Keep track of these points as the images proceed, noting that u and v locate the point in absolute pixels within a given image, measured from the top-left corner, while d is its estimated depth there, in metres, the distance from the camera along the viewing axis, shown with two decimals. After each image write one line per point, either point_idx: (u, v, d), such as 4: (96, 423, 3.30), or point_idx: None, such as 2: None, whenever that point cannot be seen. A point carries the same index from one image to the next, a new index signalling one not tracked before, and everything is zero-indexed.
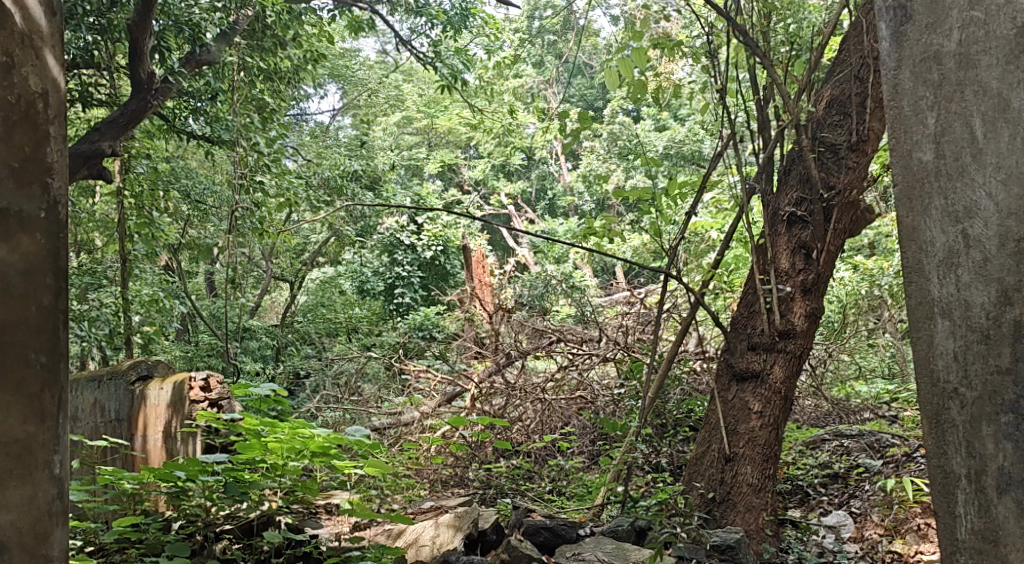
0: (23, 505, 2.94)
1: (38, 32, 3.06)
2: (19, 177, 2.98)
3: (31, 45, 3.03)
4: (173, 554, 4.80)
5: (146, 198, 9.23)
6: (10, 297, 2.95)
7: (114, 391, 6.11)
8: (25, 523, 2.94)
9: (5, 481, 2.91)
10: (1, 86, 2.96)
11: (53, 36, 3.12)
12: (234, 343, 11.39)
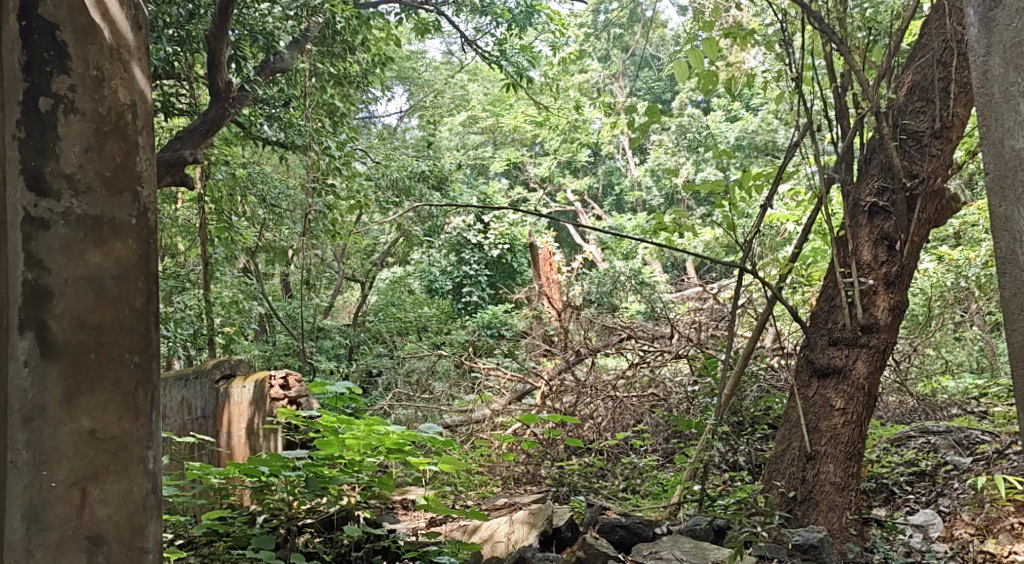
0: (120, 499, 3.06)
1: (126, 46, 3.17)
2: (112, 186, 3.10)
3: (119, 59, 3.15)
4: (259, 548, 4.95)
5: (226, 203, 9.56)
6: (105, 301, 3.07)
7: (199, 389, 6.24)
8: (121, 517, 3.06)
9: (103, 476, 3.04)
10: (91, 100, 3.09)
11: (139, 49, 3.22)
12: (309, 342, 11.62)
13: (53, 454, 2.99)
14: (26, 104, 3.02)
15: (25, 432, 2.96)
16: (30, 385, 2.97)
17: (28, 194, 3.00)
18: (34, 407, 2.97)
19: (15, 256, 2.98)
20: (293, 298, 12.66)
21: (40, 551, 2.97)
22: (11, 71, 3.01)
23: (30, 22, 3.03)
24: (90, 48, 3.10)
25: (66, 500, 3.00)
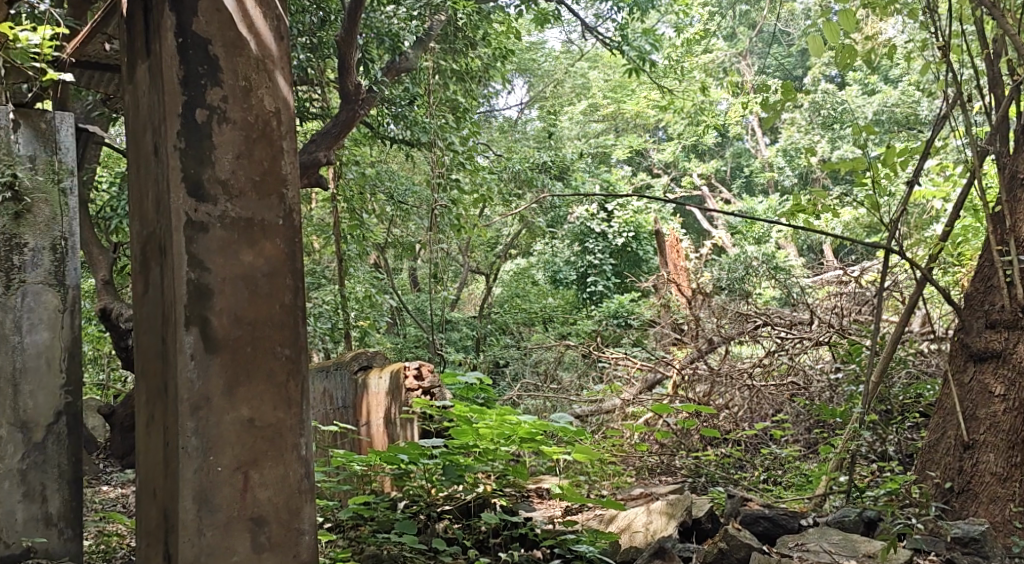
0: (278, 483, 3.57)
1: (270, 56, 3.67)
2: (261, 189, 3.61)
3: (264, 69, 3.65)
4: (403, 531, 5.36)
5: (357, 201, 10.01)
6: (258, 297, 3.57)
7: (340, 381, 7.08)
8: (280, 500, 3.57)
9: (263, 461, 3.56)
10: (241, 107, 3.60)
11: (282, 59, 3.71)
12: (439, 334, 11.78)
13: (218, 440, 3.51)
14: (185, 116, 3.53)
15: (193, 420, 3.48)
16: (197, 376, 3.49)
17: (189, 200, 3.52)
18: (200, 397, 3.49)
19: (178, 259, 3.49)
20: (421, 291, 12.83)
21: (211, 527, 3.49)
22: (171, 86, 3.53)
23: (185, 38, 3.54)
24: (239, 60, 3.61)
25: (231, 481, 3.52)
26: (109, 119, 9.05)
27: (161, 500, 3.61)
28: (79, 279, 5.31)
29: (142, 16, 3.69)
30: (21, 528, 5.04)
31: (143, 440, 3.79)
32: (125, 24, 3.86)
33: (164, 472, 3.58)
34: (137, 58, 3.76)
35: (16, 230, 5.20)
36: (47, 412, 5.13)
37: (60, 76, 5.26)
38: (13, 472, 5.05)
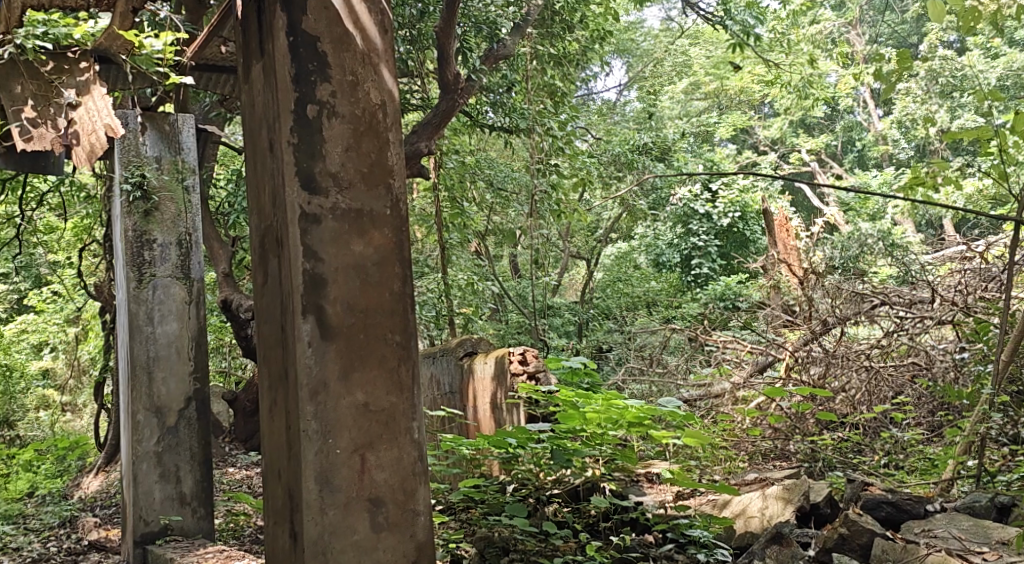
0: (393, 465, 3.79)
1: (375, 50, 3.89)
2: (369, 180, 3.84)
3: (370, 63, 3.88)
4: (513, 514, 5.51)
5: (457, 190, 10.15)
6: (370, 285, 3.79)
7: (447, 366, 7.24)
8: (396, 482, 3.79)
9: (380, 444, 3.78)
10: (350, 101, 3.83)
11: (386, 52, 3.93)
12: (541, 319, 11.81)
13: (337, 424, 3.73)
14: (296, 112, 3.76)
15: (313, 404, 3.70)
16: (315, 361, 3.71)
17: (302, 193, 3.74)
18: (318, 382, 3.71)
19: (295, 249, 3.72)
20: (523, 277, 12.90)
21: (332, 507, 3.71)
22: (283, 85, 3.76)
23: (296, 36, 3.78)
24: (346, 55, 3.84)
25: (350, 462, 3.74)
26: (223, 119, 9.39)
27: (284, 481, 3.84)
28: (201, 272, 6.42)
29: (256, 17, 3.94)
30: (161, 506, 6.15)
31: (265, 423, 4.02)
32: (240, 27, 4.12)
33: (287, 454, 3.81)
34: (252, 58, 4.00)
35: (150, 227, 6.32)
36: (179, 398, 6.25)
37: (178, 76, 5.74)
38: (151, 453, 6.15)
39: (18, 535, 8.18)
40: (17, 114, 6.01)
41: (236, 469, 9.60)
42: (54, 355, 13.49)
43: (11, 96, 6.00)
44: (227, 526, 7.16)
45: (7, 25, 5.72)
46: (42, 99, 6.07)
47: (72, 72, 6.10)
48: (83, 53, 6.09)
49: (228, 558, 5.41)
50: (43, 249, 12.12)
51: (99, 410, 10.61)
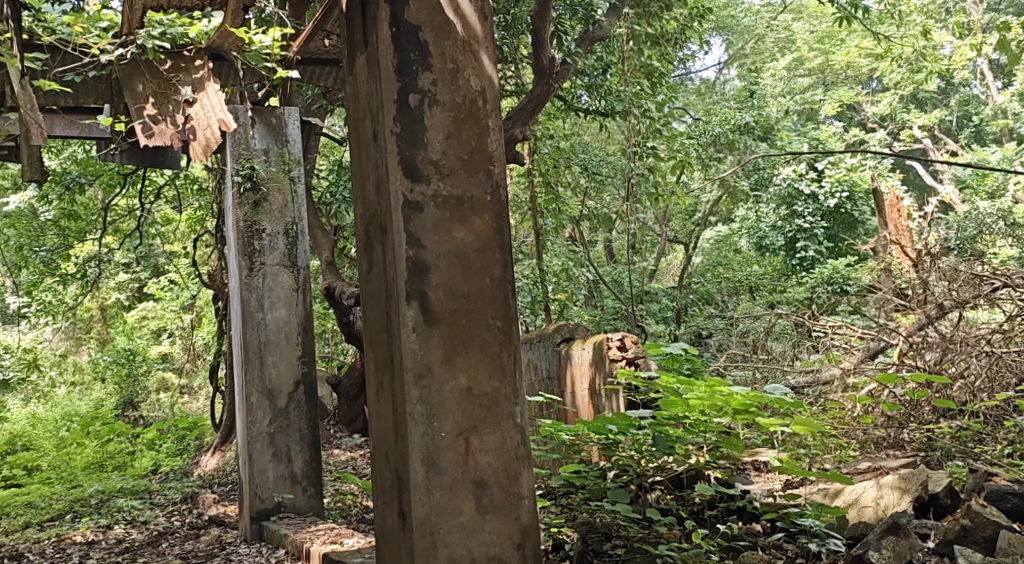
0: (497, 449, 4.43)
1: (475, 37, 4.55)
2: (469, 167, 4.49)
3: (470, 49, 4.54)
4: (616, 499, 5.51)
5: (552, 174, 9.97)
6: (471, 272, 4.45)
7: (543, 352, 7.19)
8: (500, 465, 4.43)
9: (484, 427, 4.42)
10: (453, 88, 4.50)
11: (486, 39, 4.58)
12: (638, 305, 11.74)
13: (441, 407, 4.38)
14: (399, 101, 4.43)
15: (419, 387, 4.35)
16: (420, 345, 4.37)
17: (406, 181, 4.40)
18: (423, 366, 4.36)
19: (399, 238, 4.37)
20: (619, 263, 12.80)
21: (438, 487, 4.35)
22: (387, 74, 4.44)
23: (398, 27, 4.46)
24: (447, 42, 4.51)
25: (455, 444, 4.39)
26: (326, 111, 9.57)
27: (393, 462, 4.51)
28: (307, 261, 7.26)
29: (361, 13, 4.63)
30: (275, 484, 7.13)
31: (375, 403, 4.69)
32: (347, 21, 4.80)
33: (395, 435, 4.46)
34: (358, 52, 4.68)
35: (259, 218, 7.18)
36: (288, 382, 7.17)
37: (284, 70, 6.39)
38: (265, 434, 7.11)
39: (144, 510, 8.60)
40: (140, 111, 6.94)
41: (341, 450, 9.85)
42: (172, 340, 14.03)
43: (134, 95, 6.93)
44: (336, 504, 7.80)
45: (129, 25, 6.40)
46: (162, 96, 6.95)
47: (188, 69, 6.89)
48: (198, 52, 6.85)
49: (339, 537, 6.38)
50: (159, 239, 12.59)
51: (214, 393, 11.02)
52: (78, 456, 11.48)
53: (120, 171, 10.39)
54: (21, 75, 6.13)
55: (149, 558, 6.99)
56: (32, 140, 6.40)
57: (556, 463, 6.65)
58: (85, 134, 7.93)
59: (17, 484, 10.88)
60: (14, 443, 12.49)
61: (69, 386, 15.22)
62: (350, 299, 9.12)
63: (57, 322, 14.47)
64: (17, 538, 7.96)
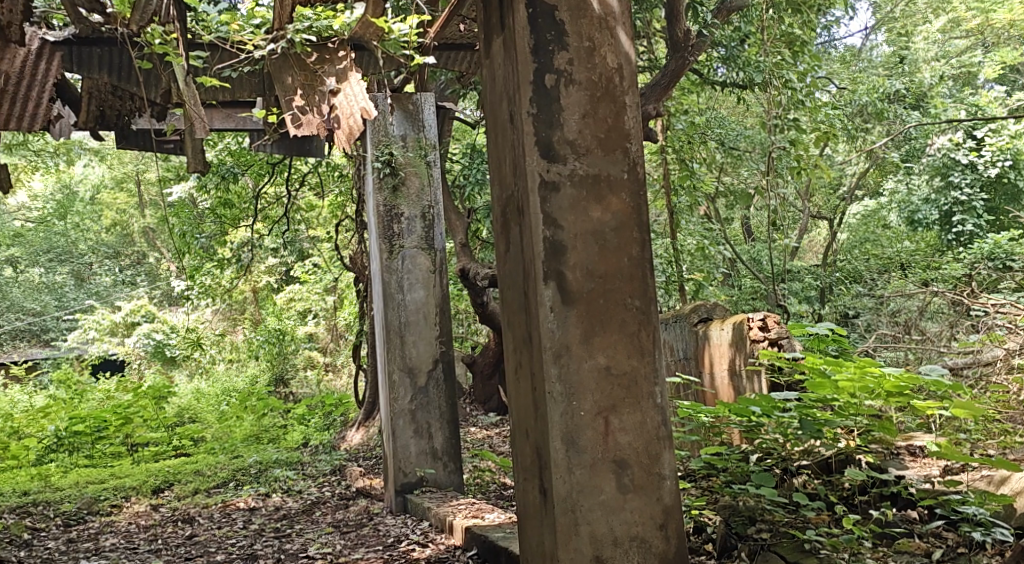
0: (637, 428, 4.42)
1: (611, 14, 4.48)
2: (606, 145, 4.46)
3: (606, 27, 4.48)
4: (761, 484, 5.35)
5: (686, 151, 9.73)
6: (609, 251, 4.42)
7: (679, 332, 7.03)
8: (640, 444, 4.42)
9: (625, 406, 4.42)
10: (590, 67, 4.45)
11: (623, 16, 4.51)
12: (778, 284, 11.49)
13: (581, 387, 4.38)
14: (536, 82, 4.40)
15: (557, 366, 4.36)
16: (558, 326, 4.37)
17: (542, 162, 4.39)
18: (561, 346, 4.37)
19: (536, 218, 4.37)
20: (759, 240, 12.51)
21: (579, 466, 4.37)
22: (524, 56, 4.40)
23: (534, 8, 4.41)
24: (583, 21, 4.45)
25: (594, 424, 4.39)
26: (460, 96, 9.60)
27: (532, 440, 4.53)
28: (443, 243, 7.28)
29: None
30: (417, 459, 7.23)
31: (511, 381, 4.71)
32: (482, 3, 4.76)
33: (533, 414, 4.49)
34: (493, 33, 4.64)
35: (398, 202, 7.22)
36: (427, 360, 7.22)
37: (421, 57, 6.48)
38: (406, 411, 7.19)
39: (298, 480, 8.93)
40: (290, 103, 7.14)
41: (478, 427, 9.96)
42: (317, 321, 14.47)
43: (286, 86, 7.12)
44: (474, 480, 7.87)
45: (279, 22, 6.52)
46: (310, 87, 7.06)
47: (333, 61, 6.92)
48: (341, 44, 6.85)
49: (480, 511, 6.40)
50: (304, 224, 13.00)
51: (358, 371, 11.26)
52: (238, 429, 12.04)
53: (269, 161, 10.73)
54: (185, 70, 6.32)
55: (304, 526, 7.23)
56: (196, 134, 6.63)
57: (696, 445, 6.51)
58: (242, 127, 8.10)
59: (185, 453, 11.49)
60: (182, 415, 13.19)
61: (226, 363, 15.90)
62: (483, 280, 9.12)
63: (215, 304, 15.15)
64: (187, 503, 8.30)
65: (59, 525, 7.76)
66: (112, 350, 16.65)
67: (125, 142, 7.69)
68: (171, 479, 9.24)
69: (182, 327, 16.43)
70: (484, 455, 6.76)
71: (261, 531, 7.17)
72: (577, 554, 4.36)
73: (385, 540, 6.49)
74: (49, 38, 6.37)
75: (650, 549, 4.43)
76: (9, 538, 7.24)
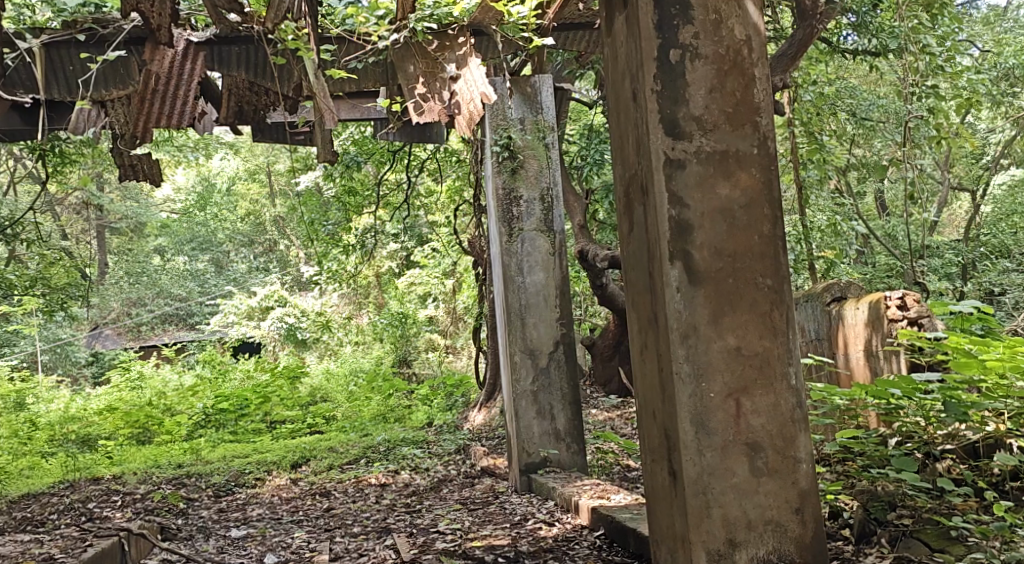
0: (770, 409, 4.31)
1: None
2: (734, 120, 4.34)
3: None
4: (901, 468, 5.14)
5: (815, 123, 9.36)
6: (738, 229, 4.31)
7: (811, 313, 6.83)
8: (774, 427, 4.31)
9: (757, 388, 4.30)
10: (716, 40, 4.33)
11: None
12: (915, 261, 11.06)
13: (711, 368, 4.28)
14: (660, 58, 4.30)
15: (685, 347, 4.26)
16: (685, 306, 4.27)
17: (667, 139, 4.29)
18: (689, 326, 4.27)
19: (662, 197, 4.28)
20: (894, 215, 12.07)
21: (710, 449, 4.27)
22: (648, 32, 4.30)
23: None
24: None
25: (725, 405, 4.29)
26: (579, 75, 9.49)
27: (660, 422, 4.44)
28: (562, 224, 7.24)
29: None
30: (540, 439, 7.23)
31: (636, 363, 4.63)
32: None
33: (661, 395, 4.40)
34: (615, 11, 4.53)
35: (517, 185, 7.20)
36: (548, 342, 7.21)
37: (541, 39, 6.49)
38: (528, 392, 7.20)
39: (425, 458, 9.04)
40: (412, 91, 7.18)
41: (599, 409, 9.91)
42: (437, 304, 14.65)
43: (407, 75, 7.15)
44: (598, 462, 7.83)
45: (403, 12, 6.56)
46: (430, 76, 7.10)
47: (452, 47, 6.95)
48: (461, 29, 6.88)
49: (606, 492, 6.35)
50: (424, 210, 13.15)
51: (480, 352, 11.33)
52: (366, 408, 12.29)
53: (390, 148, 10.86)
54: (315, 65, 6.49)
55: (433, 502, 7.31)
56: (326, 125, 6.81)
57: (829, 429, 6.32)
58: (366, 116, 8.18)
59: (319, 430, 11.76)
60: (314, 395, 13.53)
61: (353, 345, 16.29)
62: (604, 262, 9.03)
63: (340, 288, 15.49)
64: (323, 477, 8.51)
65: (210, 496, 8.03)
66: (249, 333, 17.19)
67: (260, 135, 7.91)
68: (308, 455, 9.49)
69: (312, 310, 16.89)
70: (609, 436, 6.71)
71: (392, 506, 7.29)
72: (710, 537, 4.27)
73: (512, 518, 6.50)
74: (194, 39, 6.72)
75: (786, 533, 4.32)
76: (166, 506, 7.51)
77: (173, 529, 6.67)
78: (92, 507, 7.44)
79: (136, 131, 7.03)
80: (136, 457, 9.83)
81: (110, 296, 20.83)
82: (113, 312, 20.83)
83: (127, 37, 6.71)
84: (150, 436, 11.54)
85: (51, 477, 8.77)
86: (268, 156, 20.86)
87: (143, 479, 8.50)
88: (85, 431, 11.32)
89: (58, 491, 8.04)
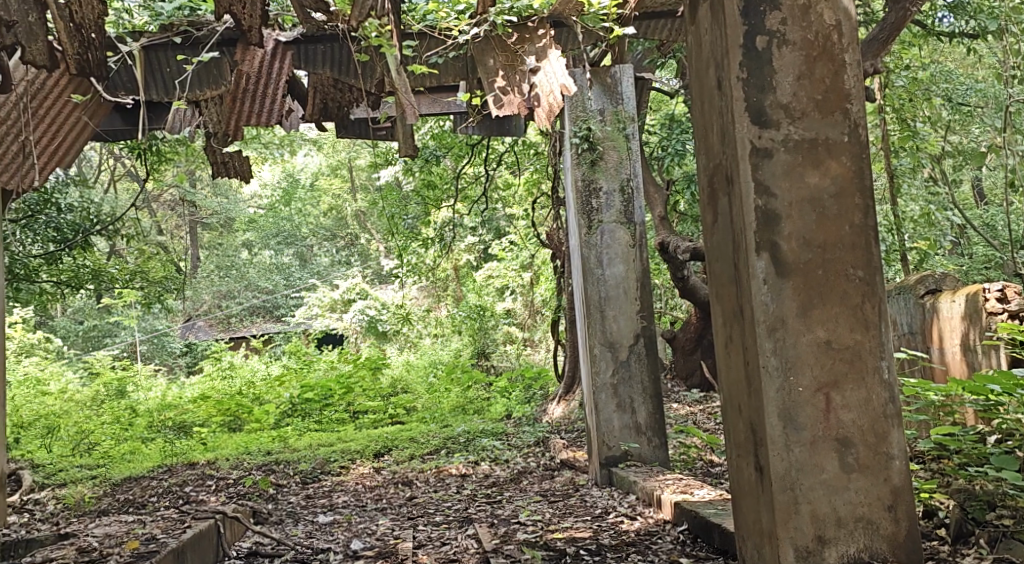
0: (862, 404, 4.16)
1: None
2: (824, 107, 4.19)
3: None
4: (1002, 466, 4.93)
5: (907, 110, 9.04)
6: (828, 220, 4.17)
7: (904, 306, 6.62)
8: (865, 423, 4.16)
9: (847, 382, 4.16)
10: (804, 26, 4.20)
11: None
12: (1013, 252, 10.64)
13: (799, 362, 4.15)
14: (746, 45, 4.17)
15: (772, 340, 4.14)
16: (772, 298, 4.15)
17: (754, 128, 4.17)
18: (777, 319, 4.15)
19: (748, 187, 4.16)
20: (991, 205, 11.64)
21: (798, 444, 4.14)
22: (733, 19, 4.17)
23: None
24: None
25: (814, 400, 4.16)
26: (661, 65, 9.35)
27: (746, 416, 4.32)
28: (642, 216, 7.12)
29: None
30: (621, 433, 7.14)
31: (721, 356, 4.52)
32: None
33: (747, 389, 4.28)
34: None
35: (596, 176, 7.11)
36: (629, 335, 7.11)
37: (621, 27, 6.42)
38: (608, 385, 7.11)
39: (504, 450, 9.02)
40: (491, 84, 7.09)
41: (680, 403, 9.77)
42: (515, 297, 14.64)
43: (487, 69, 7.07)
44: (680, 456, 7.70)
45: (483, 6, 6.51)
46: (509, 69, 7.02)
47: (532, 39, 6.89)
48: (541, 22, 6.83)
49: (689, 486, 6.24)
50: (503, 202, 13.12)
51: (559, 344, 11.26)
52: (446, 399, 12.33)
53: (470, 140, 10.85)
54: (397, 59, 6.48)
55: (514, 493, 7.28)
56: (408, 119, 6.80)
57: (923, 425, 6.13)
58: (447, 111, 8.25)
59: (400, 421, 11.82)
60: (395, 386, 13.62)
61: (432, 337, 16.38)
62: (686, 254, 8.87)
63: (420, 281, 15.59)
64: (406, 467, 8.55)
65: (297, 483, 8.13)
66: (332, 325, 17.39)
67: (344, 131, 7.97)
68: (389, 445, 9.55)
69: (393, 303, 17.05)
70: (692, 430, 6.59)
71: (473, 497, 7.28)
72: (798, 534, 4.14)
73: (593, 511, 6.43)
74: (282, 38, 6.80)
75: (878, 531, 4.17)
76: (257, 491, 7.61)
77: (265, 512, 6.76)
78: (189, 490, 7.60)
79: (227, 129, 7.24)
80: (228, 444, 10.03)
81: (203, 289, 21.58)
82: (206, 305, 21.55)
83: (219, 38, 6.83)
84: (241, 423, 11.81)
85: (149, 462, 9.00)
86: (351, 152, 20.89)
87: (235, 464, 8.66)
88: (180, 418, 11.67)
89: (157, 475, 8.25)
